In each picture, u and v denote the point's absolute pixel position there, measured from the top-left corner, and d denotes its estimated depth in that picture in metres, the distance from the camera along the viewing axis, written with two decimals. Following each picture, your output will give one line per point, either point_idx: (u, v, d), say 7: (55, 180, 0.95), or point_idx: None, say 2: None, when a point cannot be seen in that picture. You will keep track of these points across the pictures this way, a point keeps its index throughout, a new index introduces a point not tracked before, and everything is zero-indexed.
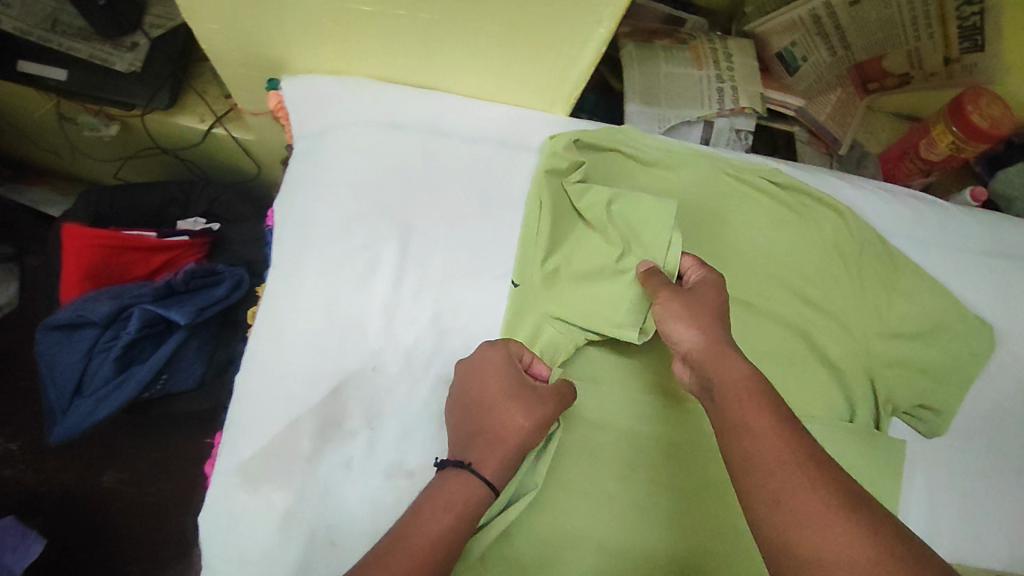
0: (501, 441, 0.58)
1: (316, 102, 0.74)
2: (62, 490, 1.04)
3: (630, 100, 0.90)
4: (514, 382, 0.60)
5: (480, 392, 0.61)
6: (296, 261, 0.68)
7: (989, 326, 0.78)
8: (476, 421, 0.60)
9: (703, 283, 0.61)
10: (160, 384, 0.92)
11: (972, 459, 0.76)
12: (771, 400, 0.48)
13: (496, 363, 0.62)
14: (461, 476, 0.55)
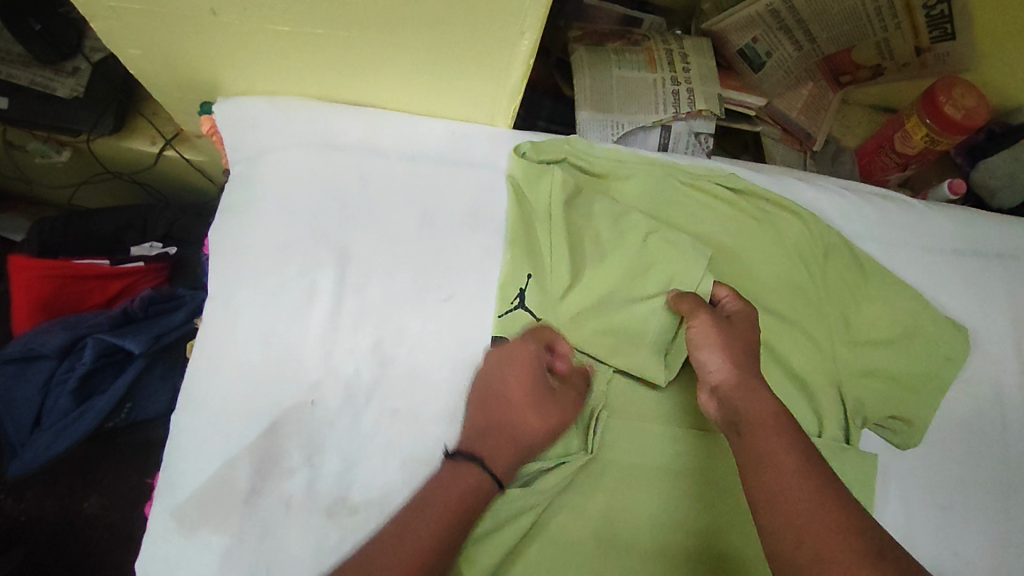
0: (516, 442, 0.54)
1: (245, 125, 0.64)
2: (42, 518, 0.98)
3: (580, 106, 0.73)
4: (542, 386, 0.55)
5: (506, 387, 0.55)
6: (251, 306, 0.59)
7: (963, 328, 0.68)
8: (495, 419, 0.54)
9: (736, 309, 0.57)
10: (125, 413, 0.88)
11: (983, 477, 0.66)
12: (802, 445, 0.46)
13: (526, 358, 0.55)
14: (464, 471, 0.51)
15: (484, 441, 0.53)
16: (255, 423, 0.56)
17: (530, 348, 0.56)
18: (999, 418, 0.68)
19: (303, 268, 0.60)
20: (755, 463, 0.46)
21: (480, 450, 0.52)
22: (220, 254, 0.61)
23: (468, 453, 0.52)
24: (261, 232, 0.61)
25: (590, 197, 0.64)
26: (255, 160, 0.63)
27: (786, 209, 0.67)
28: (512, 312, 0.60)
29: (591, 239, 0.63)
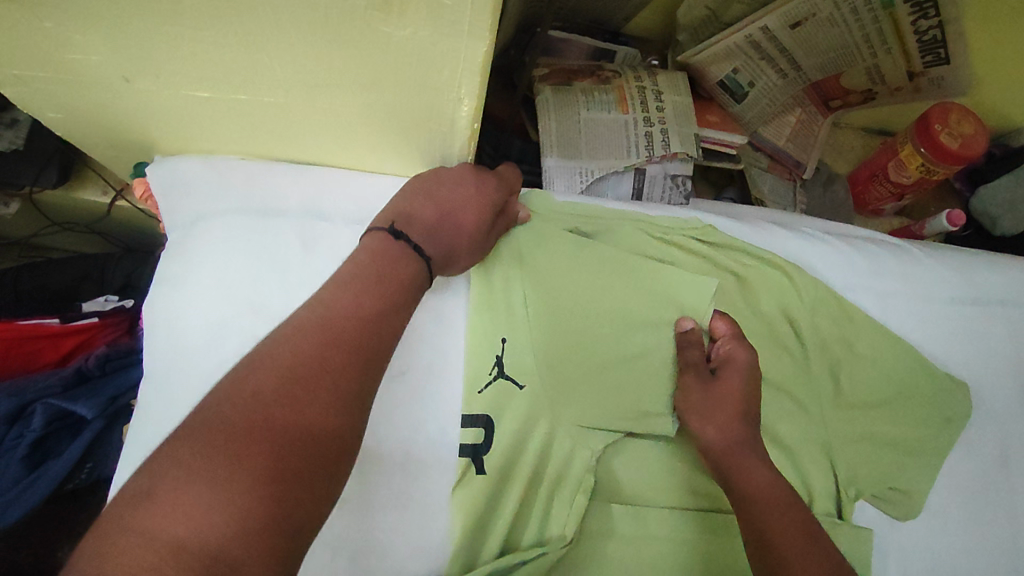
0: (450, 214, 0.51)
1: (182, 189, 0.59)
2: None
3: (546, 152, 0.69)
4: (494, 189, 0.54)
5: (458, 178, 0.53)
6: (185, 390, 0.54)
7: (964, 385, 0.62)
8: (440, 192, 0.52)
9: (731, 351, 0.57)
10: (85, 473, 0.82)
11: (989, 547, 0.61)
12: (800, 516, 0.49)
13: (483, 166, 0.55)
14: (403, 244, 0.48)
15: (422, 210, 0.51)
16: None
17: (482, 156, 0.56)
18: (1006, 481, 0.62)
19: (242, 346, 0.54)
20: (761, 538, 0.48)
21: (416, 228, 0.50)
22: (155, 332, 0.56)
23: (402, 231, 0.49)
24: (196, 305, 0.56)
25: (546, 256, 0.59)
26: (193, 226, 0.58)
27: (766, 262, 0.63)
28: (492, 384, 0.55)
29: (552, 300, 0.58)
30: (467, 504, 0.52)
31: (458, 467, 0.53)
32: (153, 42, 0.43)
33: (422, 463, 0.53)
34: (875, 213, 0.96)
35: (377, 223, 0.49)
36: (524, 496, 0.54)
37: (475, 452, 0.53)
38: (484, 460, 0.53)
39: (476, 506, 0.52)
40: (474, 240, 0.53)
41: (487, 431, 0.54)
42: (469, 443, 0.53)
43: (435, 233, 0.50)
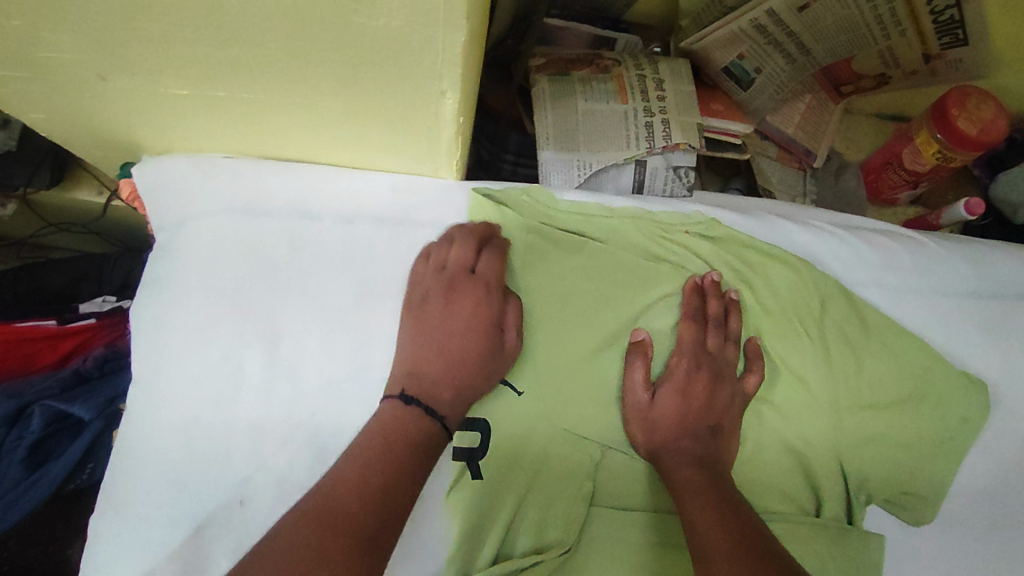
0: (455, 374, 0.51)
1: (168, 189, 0.57)
2: None
3: (542, 146, 0.66)
4: (484, 330, 0.52)
5: (442, 321, 0.53)
6: (173, 395, 0.53)
7: (983, 385, 0.59)
8: (444, 319, 0.53)
9: (700, 334, 0.56)
10: (86, 474, 0.81)
11: (1008, 552, 0.58)
12: (729, 508, 0.47)
13: (459, 298, 0.53)
14: (417, 407, 0.48)
15: (430, 370, 0.51)
16: (177, 530, 0.49)
17: (456, 279, 0.54)
18: None
19: (229, 350, 0.53)
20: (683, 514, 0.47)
21: (426, 383, 0.50)
22: (141, 337, 0.54)
23: (413, 391, 0.50)
24: (183, 310, 0.54)
25: (545, 254, 0.57)
26: (180, 227, 0.57)
27: (771, 255, 0.60)
28: (489, 386, 0.53)
29: (549, 299, 0.56)
30: (459, 509, 0.51)
31: (455, 470, 0.51)
32: (121, 36, 0.41)
33: None
34: (889, 203, 0.92)
35: (389, 390, 0.50)
36: (522, 504, 0.52)
37: (471, 456, 0.52)
38: (479, 464, 0.52)
39: (469, 513, 0.50)
40: (489, 374, 0.52)
41: (482, 434, 0.52)
42: (466, 448, 0.52)
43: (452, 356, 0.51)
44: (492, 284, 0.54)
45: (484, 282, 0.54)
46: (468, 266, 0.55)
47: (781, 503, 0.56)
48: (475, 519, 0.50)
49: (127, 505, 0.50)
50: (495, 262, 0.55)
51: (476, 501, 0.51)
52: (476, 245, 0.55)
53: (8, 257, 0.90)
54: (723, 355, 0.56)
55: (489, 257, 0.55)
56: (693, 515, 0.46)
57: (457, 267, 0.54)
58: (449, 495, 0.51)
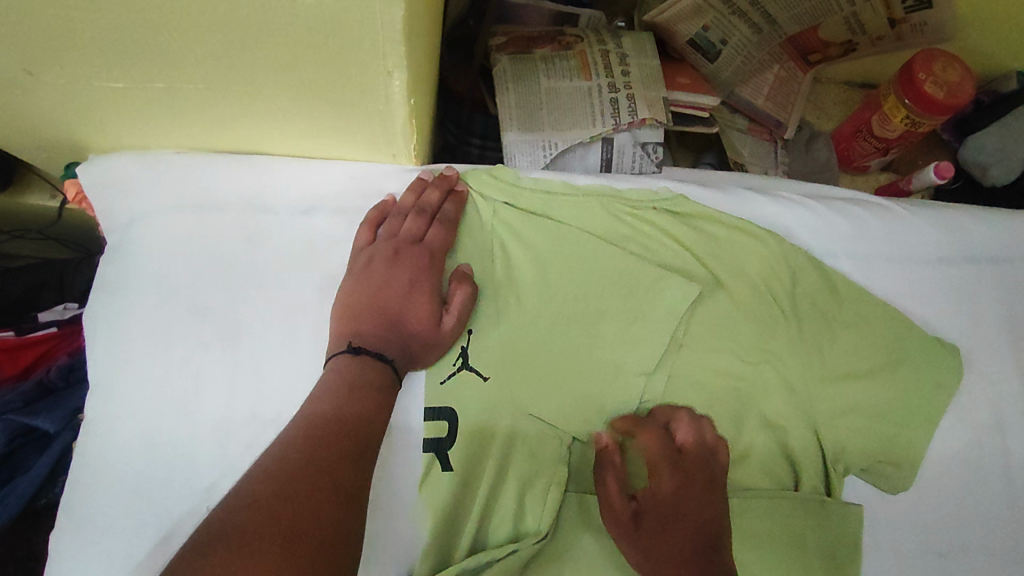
0: (397, 336, 0.50)
1: (115, 188, 0.55)
2: None
3: (506, 128, 0.65)
4: (428, 298, 0.51)
5: (385, 279, 0.51)
6: (131, 402, 0.51)
7: (954, 348, 0.60)
8: (381, 296, 0.51)
9: (665, 438, 0.52)
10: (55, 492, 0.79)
11: (985, 514, 0.58)
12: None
13: (403, 261, 0.52)
14: (364, 358, 0.48)
15: (375, 328, 0.50)
16: (139, 542, 0.48)
17: (400, 245, 0.53)
18: (1002, 445, 0.60)
19: (187, 353, 0.52)
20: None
21: (372, 338, 0.49)
22: (93, 344, 0.52)
23: (361, 344, 0.49)
24: (135, 315, 0.52)
25: (514, 240, 0.56)
26: (129, 228, 0.55)
27: (740, 228, 0.59)
28: (456, 374, 0.52)
29: (518, 284, 0.55)
30: (432, 503, 0.50)
31: (424, 462, 0.50)
32: (39, 27, 0.39)
33: (388, 465, 0.51)
34: (860, 170, 0.92)
35: (335, 346, 0.49)
36: (497, 495, 0.51)
37: (439, 446, 0.51)
38: (448, 455, 0.51)
39: (441, 506, 0.49)
40: (431, 346, 0.51)
41: (449, 422, 0.51)
42: (433, 439, 0.51)
43: (386, 335, 0.50)
44: (436, 254, 0.53)
45: (428, 251, 0.53)
46: (415, 236, 0.53)
47: (755, 478, 0.56)
48: (449, 512, 0.50)
49: (88, 519, 0.49)
50: (446, 241, 0.54)
51: (448, 495, 0.50)
52: (418, 217, 0.54)
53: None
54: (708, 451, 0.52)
55: (435, 231, 0.54)
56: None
57: (405, 234, 0.53)
58: (421, 489, 0.50)
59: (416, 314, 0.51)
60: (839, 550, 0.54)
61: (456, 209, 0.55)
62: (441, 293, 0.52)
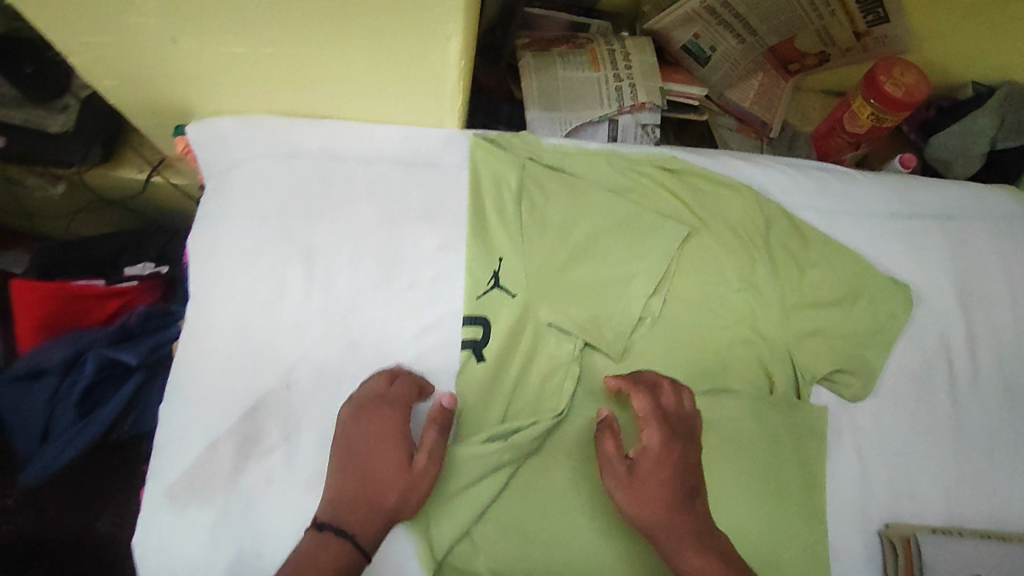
0: (365, 489, 0.53)
1: (218, 142, 0.69)
2: (58, 545, 0.99)
3: (529, 107, 0.79)
4: (388, 450, 0.55)
5: (351, 434, 0.56)
6: (228, 305, 0.64)
7: (905, 287, 0.72)
8: (346, 461, 0.54)
9: (653, 401, 0.59)
10: (127, 426, 0.92)
11: (928, 422, 0.71)
12: (730, 573, 0.52)
13: (371, 415, 0.56)
14: (325, 532, 0.51)
15: (344, 486, 0.53)
16: (236, 408, 0.62)
17: (363, 407, 0.57)
18: (945, 366, 0.72)
19: (274, 267, 0.65)
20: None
21: (338, 506, 0.52)
22: (198, 261, 0.66)
23: (325, 517, 0.52)
24: (232, 239, 0.65)
25: (539, 187, 0.69)
26: (226, 174, 0.68)
27: (725, 184, 0.72)
28: (489, 291, 0.66)
29: (541, 222, 0.68)
30: (469, 386, 0.63)
31: (462, 356, 0.64)
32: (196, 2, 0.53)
33: (436, 355, 0.65)
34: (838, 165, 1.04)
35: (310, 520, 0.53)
36: (520, 385, 0.65)
37: (476, 345, 0.64)
38: (483, 350, 0.64)
39: (478, 388, 0.63)
40: (401, 472, 0.54)
41: (483, 327, 0.65)
42: (471, 339, 0.64)
43: (350, 498, 0.53)
44: (397, 414, 0.57)
45: (389, 410, 0.57)
46: (378, 396, 0.58)
47: (737, 383, 0.68)
48: (483, 393, 0.63)
49: (196, 392, 0.62)
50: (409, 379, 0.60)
51: (483, 379, 0.63)
52: (382, 402, 0.57)
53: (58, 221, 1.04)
54: (682, 411, 0.60)
55: (398, 392, 0.58)
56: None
57: (367, 397, 0.58)
58: (460, 375, 0.63)
59: (383, 460, 0.54)
60: (800, 439, 0.67)
61: (392, 373, 0.60)
62: (405, 426, 0.57)
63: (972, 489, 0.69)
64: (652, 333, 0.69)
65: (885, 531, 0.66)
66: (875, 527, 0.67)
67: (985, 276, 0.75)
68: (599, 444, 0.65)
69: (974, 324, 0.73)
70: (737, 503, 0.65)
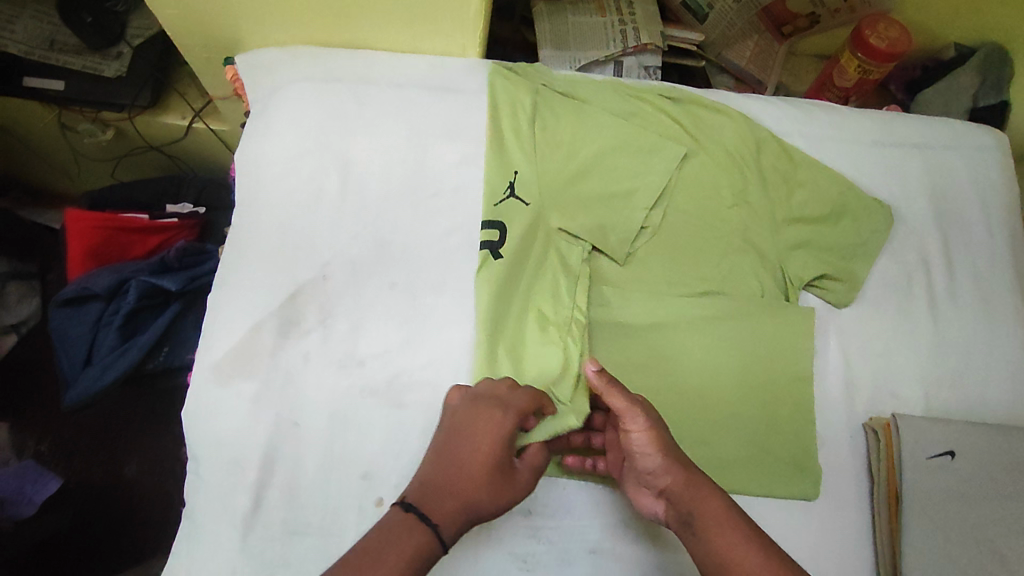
0: (459, 488, 0.55)
1: (263, 69, 0.77)
2: (90, 484, 1.06)
3: (542, 46, 0.87)
4: (495, 455, 0.56)
5: (468, 436, 0.57)
6: (272, 207, 0.72)
7: (887, 206, 0.78)
8: (455, 456, 0.56)
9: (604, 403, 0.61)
10: (163, 355, 0.99)
11: (909, 328, 0.76)
12: (743, 518, 0.54)
13: (481, 414, 0.58)
14: (412, 514, 0.53)
15: (435, 477, 0.56)
16: (276, 295, 0.69)
17: (480, 403, 0.59)
18: (924, 279, 0.78)
19: (313, 174, 0.72)
20: (716, 543, 0.52)
21: (428, 494, 0.55)
22: (245, 171, 0.73)
23: (415, 499, 0.55)
24: (275, 151, 0.73)
25: (550, 110, 0.77)
26: (269, 98, 0.76)
27: (720, 111, 0.79)
28: (506, 200, 0.72)
29: (551, 140, 0.75)
30: (487, 281, 0.69)
31: (481, 258, 0.71)
32: None
33: (458, 255, 0.72)
34: None
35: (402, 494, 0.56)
36: (533, 282, 0.72)
37: (493, 246, 0.71)
38: (500, 250, 0.70)
39: (494, 283, 0.69)
40: (507, 485, 0.57)
41: (499, 231, 0.71)
42: (489, 241, 0.71)
43: (455, 491, 0.55)
44: (516, 418, 0.59)
45: (512, 413, 0.58)
46: (496, 398, 0.60)
47: (731, 288, 0.75)
48: (499, 288, 0.70)
49: (241, 281, 0.69)
50: (528, 393, 0.61)
51: (500, 274, 0.70)
52: (500, 406, 0.59)
53: (107, 163, 1.14)
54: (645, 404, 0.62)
55: (520, 399, 0.60)
56: (735, 539, 0.52)
57: (488, 397, 0.60)
58: (479, 272, 0.70)
59: (481, 464, 0.56)
60: (788, 337, 0.73)
61: (512, 388, 0.62)
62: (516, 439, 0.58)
63: (950, 388, 0.75)
64: (653, 241, 0.76)
65: (869, 424, 0.72)
66: (858, 419, 0.73)
67: (962, 199, 0.81)
68: (602, 336, 0.72)
69: (951, 243, 0.79)
70: (726, 392, 0.72)
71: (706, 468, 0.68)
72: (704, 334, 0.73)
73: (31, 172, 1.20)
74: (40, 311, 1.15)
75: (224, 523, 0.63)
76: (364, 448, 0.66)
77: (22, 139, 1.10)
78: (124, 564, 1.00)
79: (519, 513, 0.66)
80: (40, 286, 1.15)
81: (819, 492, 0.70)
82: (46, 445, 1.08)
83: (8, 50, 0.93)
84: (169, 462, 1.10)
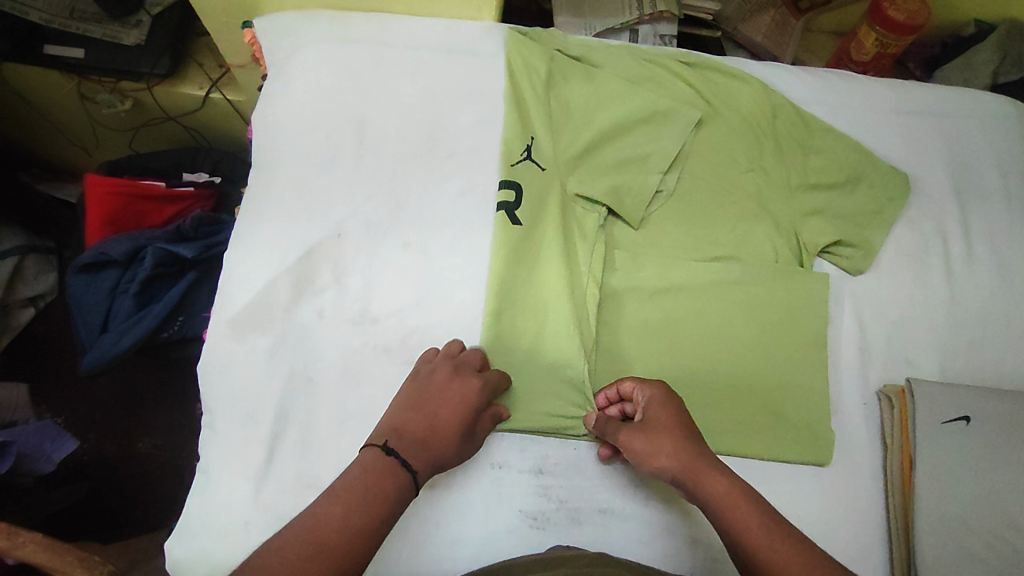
0: (435, 441, 0.58)
1: (281, 33, 0.77)
2: (104, 458, 1.07)
3: (557, 13, 0.89)
4: (466, 417, 0.59)
5: (442, 393, 0.60)
6: (288, 166, 0.72)
7: (903, 174, 0.77)
8: (426, 411, 0.59)
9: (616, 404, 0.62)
10: (177, 325, 1.00)
11: (927, 297, 0.75)
12: (755, 497, 0.53)
13: (461, 380, 0.61)
14: (392, 457, 0.55)
15: (412, 426, 0.58)
16: (291, 252, 0.69)
17: (461, 369, 0.62)
18: (942, 248, 0.77)
19: (329, 134, 0.73)
20: (724, 522, 0.52)
21: (407, 441, 0.57)
22: (262, 131, 0.74)
23: (394, 445, 0.56)
24: (294, 111, 0.74)
25: (564, 74, 0.77)
26: (287, 59, 0.77)
27: (735, 77, 0.79)
28: (523, 161, 0.72)
29: (564, 104, 0.76)
30: (501, 242, 0.69)
31: (496, 218, 0.71)
32: None
33: (473, 216, 0.72)
34: None
35: (376, 439, 0.57)
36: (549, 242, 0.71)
37: (509, 208, 0.71)
38: (516, 213, 0.70)
39: (509, 243, 0.69)
40: (468, 444, 0.60)
41: (518, 190, 0.71)
42: (505, 201, 0.71)
43: (423, 440, 0.57)
44: (489, 384, 0.62)
45: (482, 379, 0.62)
46: (474, 364, 0.63)
47: (746, 253, 0.74)
48: (513, 250, 0.69)
49: (256, 239, 0.70)
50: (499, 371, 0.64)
51: (513, 235, 0.70)
52: (470, 368, 0.63)
53: (123, 134, 1.15)
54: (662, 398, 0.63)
55: (492, 370, 0.63)
56: (733, 515, 0.52)
57: (465, 361, 0.63)
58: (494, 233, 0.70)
59: (457, 423, 0.59)
60: (805, 302, 0.73)
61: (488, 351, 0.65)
62: (484, 406, 0.62)
63: (966, 357, 0.74)
64: (667, 205, 0.75)
65: (883, 391, 0.72)
66: (872, 387, 0.73)
67: (980, 170, 0.80)
68: (615, 299, 0.72)
69: (969, 213, 0.79)
70: (741, 356, 0.71)
71: (719, 431, 0.68)
72: (718, 299, 0.72)
73: (52, 149, 1.22)
74: (57, 285, 1.16)
75: (237, 475, 0.63)
76: (377, 404, 0.66)
77: (42, 113, 1.12)
78: (132, 534, 1.02)
79: (529, 473, 0.65)
80: (57, 261, 1.15)
81: (832, 459, 0.69)
82: (63, 417, 1.10)
83: (30, 18, 0.95)
84: (181, 437, 1.09)
